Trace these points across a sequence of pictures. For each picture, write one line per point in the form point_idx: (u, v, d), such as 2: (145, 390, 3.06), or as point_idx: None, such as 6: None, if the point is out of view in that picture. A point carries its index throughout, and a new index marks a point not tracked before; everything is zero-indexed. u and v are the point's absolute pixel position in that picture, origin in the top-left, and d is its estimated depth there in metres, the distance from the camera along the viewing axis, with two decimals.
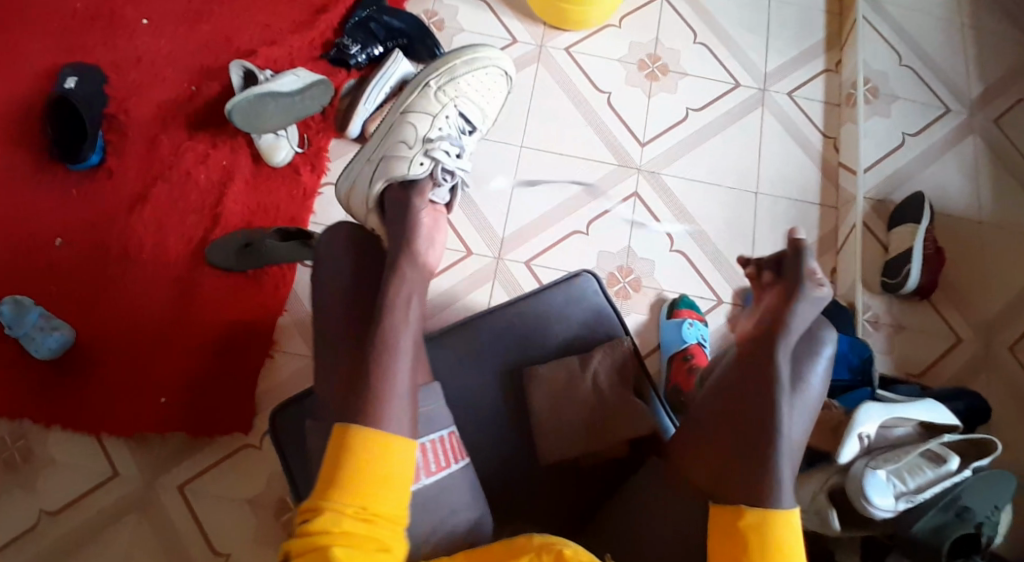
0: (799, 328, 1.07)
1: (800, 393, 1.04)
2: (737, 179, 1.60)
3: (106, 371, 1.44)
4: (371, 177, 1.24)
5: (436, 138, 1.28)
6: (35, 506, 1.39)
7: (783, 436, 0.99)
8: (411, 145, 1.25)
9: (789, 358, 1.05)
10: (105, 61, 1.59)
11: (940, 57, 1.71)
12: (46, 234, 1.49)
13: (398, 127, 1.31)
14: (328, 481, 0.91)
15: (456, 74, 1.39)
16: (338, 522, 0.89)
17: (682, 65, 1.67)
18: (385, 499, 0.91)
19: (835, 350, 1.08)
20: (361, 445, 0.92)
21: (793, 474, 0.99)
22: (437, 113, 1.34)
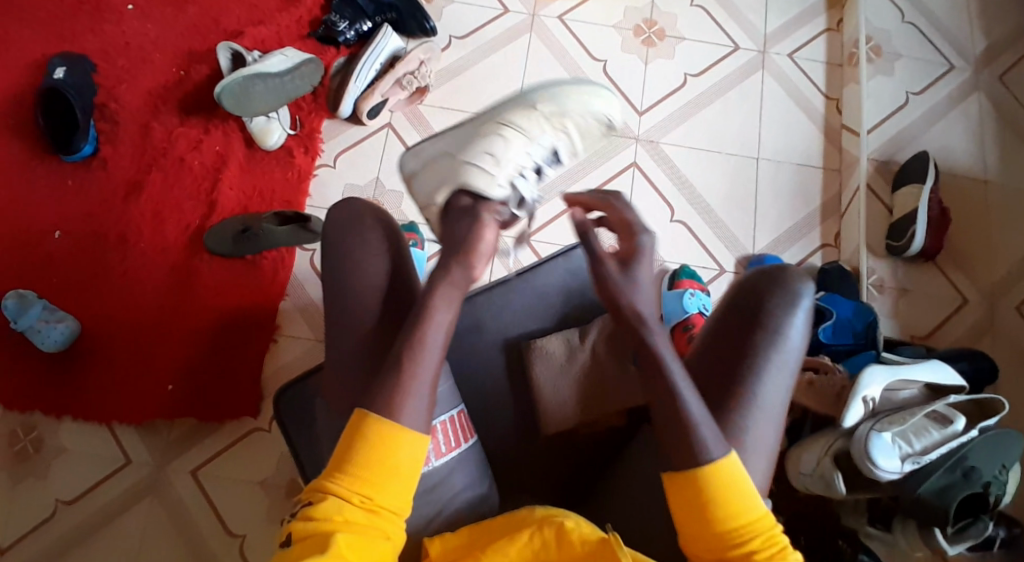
0: (773, 282, 1.06)
1: (782, 350, 1.04)
2: (737, 145, 1.57)
3: (111, 361, 1.45)
4: (440, 168, 1.10)
5: (528, 163, 1.08)
6: (49, 496, 1.41)
7: (759, 392, 1.02)
8: (504, 163, 1.07)
9: (765, 310, 1.05)
10: (91, 47, 1.57)
11: (944, 13, 1.66)
12: (43, 227, 1.49)
13: (490, 133, 1.09)
14: (337, 468, 0.91)
15: (567, 98, 1.13)
16: (342, 509, 0.89)
17: (679, 30, 1.63)
18: (392, 491, 0.91)
19: (815, 301, 1.07)
20: (373, 435, 0.91)
21: (772, 431, 1.02)
22: (537, 135, 1.11)
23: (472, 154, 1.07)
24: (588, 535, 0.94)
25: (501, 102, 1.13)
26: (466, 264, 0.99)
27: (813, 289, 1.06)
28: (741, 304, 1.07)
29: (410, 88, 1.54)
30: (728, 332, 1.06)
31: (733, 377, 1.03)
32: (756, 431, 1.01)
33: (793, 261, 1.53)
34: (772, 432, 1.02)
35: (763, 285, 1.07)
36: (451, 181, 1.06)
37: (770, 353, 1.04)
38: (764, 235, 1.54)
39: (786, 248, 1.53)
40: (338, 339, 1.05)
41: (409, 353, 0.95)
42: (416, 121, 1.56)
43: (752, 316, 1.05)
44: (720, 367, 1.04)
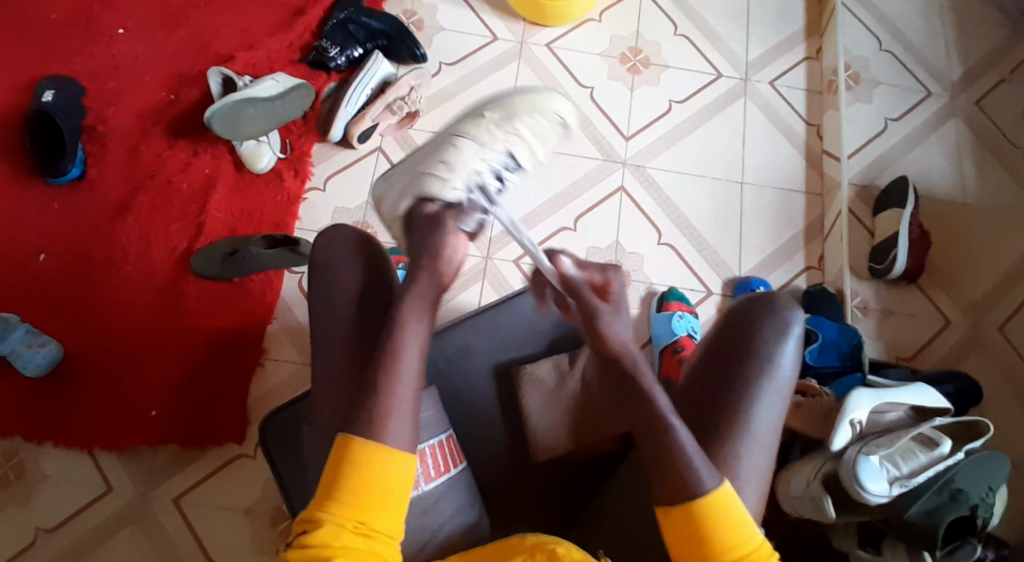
0: (765, 309, 1.08)
1: (772, 378, 1.05)
2: (722, 169, 1.60)
3: (95, 384, 1.43)
4: (400, 187, 1.12)
5: (486, 169, 1.10)
6: (30, 522, 1.38)
7: (752, 420, 1.03)
8: (459, 168, 1.08)
9: (757, 338, 1.06)
10: (81, 71, 1.57)
11: (920, 41, 1.71)
12: (28, 249, 1.47)
13: (444, 143, 1.11)
14: (328, 494, 0.91)
15: (518, 108, 1.15)
16: (337, 535, 0.88)
17: (663, 57, 1.67)
18: (385, 513, 0.91)
19: (804, 329, 1.08)
20: (361, 459, 0.91)
21: (765, 457, 1.03)
22: (489, 142, 1.12)
23: (427, 164, 1.09)
24: (580, 560, 0.94)
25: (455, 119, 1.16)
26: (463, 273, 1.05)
27: (803, 316, 1.08)
28: (730, 329, 1.08)
29: (401, 113, 1.55)
30: (724, 364, 1.06)
31: (726, 403, 1.03)
32: (750, 459, 1.02)
33: (778, 284, 1.55)
34: (766, 459, 1.03)
35: (753, 312, 1.08)
36: (410, 191, 1.08)
37: (760, 381, 1.05)
38: (750, 257, 1.56)
39: (770, 271, 1.55)
40: (334, 351, 1.05)
41: (408, 369, 0.97)
42: (405, 146, 1.57)
43: (745, 344, 1.06)
44: (710, 393, 1.05)
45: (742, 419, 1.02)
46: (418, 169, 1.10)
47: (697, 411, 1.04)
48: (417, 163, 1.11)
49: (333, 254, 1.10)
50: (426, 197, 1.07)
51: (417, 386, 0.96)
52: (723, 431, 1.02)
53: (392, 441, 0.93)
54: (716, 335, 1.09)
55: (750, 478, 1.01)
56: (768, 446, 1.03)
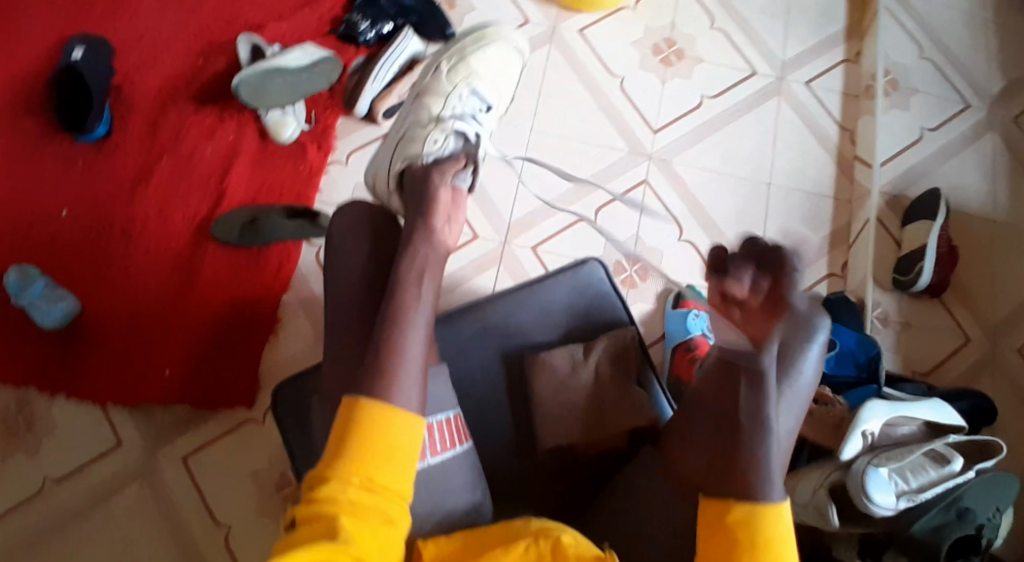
0: (796, 319, 1.03)
1: (794, 383, 1.04)
2: (749, 169, 1.57)
3: (109, 343, 1.44)
4: (391, 161, 1.24)
5: (460, 113, 1.31)
6: (38, 471, 1.40)
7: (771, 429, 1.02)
8: (435, 124, 1.24)
9: (783, 348, 1.04)
10: (113, 31, 1.57)
11: (962, 52, 1.66)
12: (53, 204, 1.49)
13: (418, 107, 1.30)
14: (333, 452, 0.89)
15: (468, 54, 1.39)
16: (345, 490, 0.87)
17: (698, 50, 1.64)
18: (393, 472, 0.89)
19: (829, 337, 1.06)
20: (370, 420, 0.90)
21: (776, 466, 1.03)
22: (454, 93, 1.33)
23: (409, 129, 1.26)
24: (585, 553, 0.93)
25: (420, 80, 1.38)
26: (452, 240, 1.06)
27: (831, 325, 1.05)
28: None
29: None
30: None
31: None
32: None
33: None
34: (779, 469, 1.03)
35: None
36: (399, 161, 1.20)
37: (782, 385, 1.04)
38: None
39: None
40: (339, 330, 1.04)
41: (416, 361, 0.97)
42: None
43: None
44: None
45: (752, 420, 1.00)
46: (402, 141, 1.25)
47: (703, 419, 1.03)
48: (402, 137, 1.25)
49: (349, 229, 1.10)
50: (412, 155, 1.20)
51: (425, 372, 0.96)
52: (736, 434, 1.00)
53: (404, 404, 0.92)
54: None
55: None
56: (778, 456, 1.02)
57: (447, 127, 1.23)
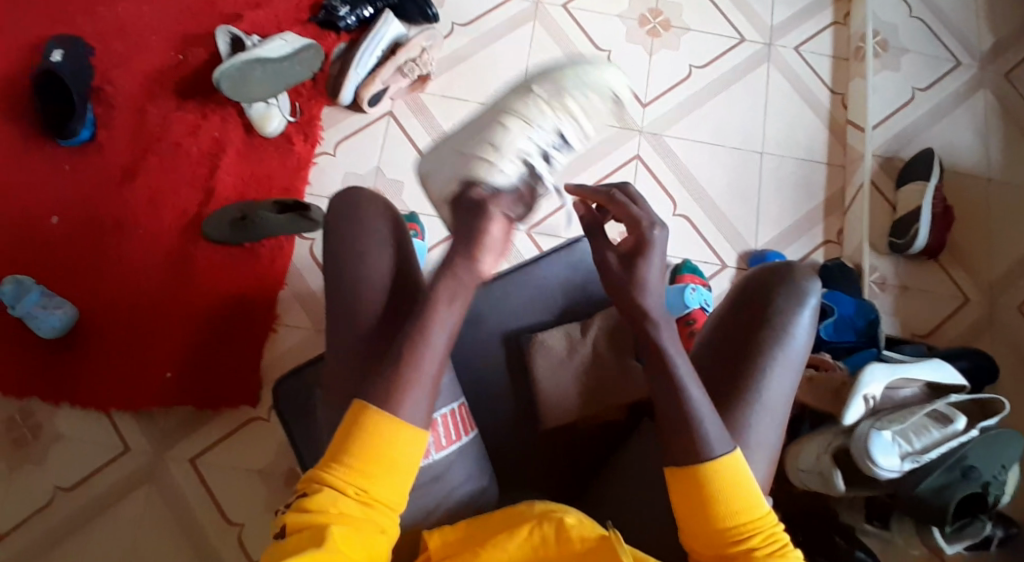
0: (784, 280, 1.07)
1: (787, 348, 1.05)
2: (741, 139, 1.56)
3: (107, 348, 1.44)
4: (447, 172, 1.02)
5: (535, 148, 1.03)
6: (47, 481, 1.40)
7: (763, 390, 1.03)
8: (505, 148, 1.01)
9: (772, 309, 1.06)
10: (88, 30, 1.54)
11: (951, 9, 1.64)
12: (40, 211, 1.47)
13: (491, 123, 1.05)
14: (334, 459, 0.90)
15: (567, 85, 1.10)
16: (337, 501, 0.88)
17: (684, 20, 1.61)
18: (387, 484, 0.89)
19: (821, 301, 1.08)
20: (372, 429, 0.90)
21: (773, 432, 1.04)
22: (538, 122, 1.06)
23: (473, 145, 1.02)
24: (587, 534, 0.92)
25: (505, 95, 1.10)
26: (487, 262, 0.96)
27: (821, 288, 1.07)
28: (747, 294, 1.08)
29: (412, 75, 1.52)
30: (737, 335, 1.07)
31: (740, 372, 1.04)
32: (759, 429, 1.02)
33: (795, 258, 1.52)
34: (775, 432, 1.03)
35: (772, 283, 1.08)
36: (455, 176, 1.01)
37: (776, 351, 1.05)
38: (767, 231, 1.52)
39: (787, 245, 1.52)
40: (337, 331, 1.03)
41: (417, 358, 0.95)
42: (416, 110, 1.54)
43: (760, 317, 1.06)
44: (723, 363, 1.06)
45: (750, 390, 1.03)
46: (463, 150, 1.05)
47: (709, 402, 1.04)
48: (463, 143, 1.05)
49: (344, 223, 1.08)
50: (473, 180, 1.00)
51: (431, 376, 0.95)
52: (732, 408, 1.03)
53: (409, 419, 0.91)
54: (732, 308, 1.09)
55: (756, 452, 1.03)
56: (771, 423, 1.03)
57: (519, 155, 1.00)
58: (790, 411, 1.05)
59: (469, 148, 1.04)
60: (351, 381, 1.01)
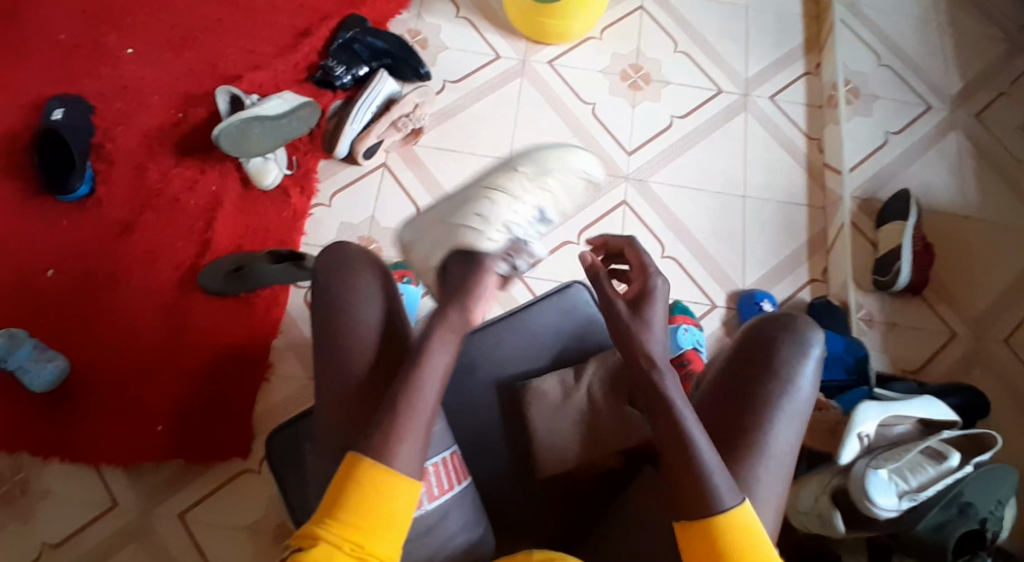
0: (785, 330, 1.09)
1: (792, 398, 1.06)
2: (722, 184, 1.61)
3: (99, 400, 1.43)
4: (434, 242, 1.08)
5: (518, 225, 1.08)
6: (34, 538, 1.37)
7: (770, 440, 1.04)
8: (490, 221, 1.06)
9: (776, 361, 1.08)
10: (90, 91, 1.59)
11: (919, 57, 1.73)
12: (36, 266, 1.48)
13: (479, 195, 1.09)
14: (328, 514, 0.91)
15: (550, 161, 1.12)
16: (331, 556, 0.88)
17: (664, 74, 1.69)
18: (382, 538, 0.90)
19: (824, 350, 1.10)
20: (366, 481, 0.92)
21: (780, 480, 1.05)
22: (523, 198, 1.10)
23: (460, 218, 1.07)
24: None
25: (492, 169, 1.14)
26: (466, 311, 1.02)
27: (823, 338, 1.09)
28: (751, 345, 1.10)
29: (405, 130, 1.56)
30: (740, 387, 1.08)
31: (746, 422, 1.05)
32: (767, 479, 1.03)
33: (782, 296, 1.55)
34: (781, 477, 1.04)
35: (774, 333, 1.10)
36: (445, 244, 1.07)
37: (780, 400, 1.06)
38: (753, 271, 1.56)
39: (774, 284, 1.56)
40: (340, 355, 1.04)
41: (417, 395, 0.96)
42: (410, 163, 1.59)
43: (763, 369, 1.07)
44: (729, 414, 1.07)
45: (760, 439, 1.04)
46: (449, 220, 1.08)
47: (721, 443, 1.05)
48: (449, 214, 1.09)
49: (339, 273, 1.07)
50: (463, 250, 1.05)
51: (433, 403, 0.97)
52: (742, 456, 1.03)
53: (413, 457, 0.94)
54: (733, 358, 1.10)
55: (767, 504, 1.03)
56: (775, 472, 1.04)
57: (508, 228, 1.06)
58: (796, 460, 1.06)
59: (454, 218, 1.08)
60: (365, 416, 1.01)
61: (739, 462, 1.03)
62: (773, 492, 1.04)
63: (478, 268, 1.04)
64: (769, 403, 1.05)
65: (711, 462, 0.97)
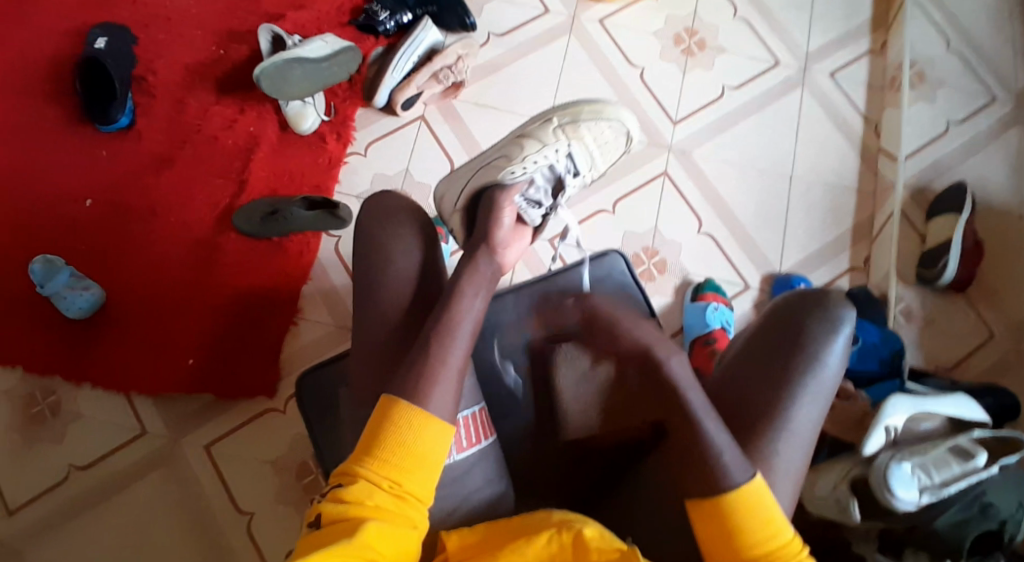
0: (818, 306, 1.07)
1: (818, 376, 1.04)
2: (771, 162, 1.55)
3: (132, 332, 1.46)
4: (466, 181, 1.20)
5: (541, 168, 1.19)
6: (63, 459, 1.42)
7: (791, 417, 1.03)
8: (518, 161, 1.18)
9: (806, 338, 1.05)
10: (134, 21, 1.58)
11: (992, 42, 1.63)
12: (76, 195, 1.50)
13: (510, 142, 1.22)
14: (367, 454, 0.94)
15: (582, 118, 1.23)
16: (372, 494, 0.91)
17: (719, 41, 1.62)
18: (419, 479, 0.93)
19: (855, 330, 1.07)
20: (403, 423, 0.94)
21: (796, 456, 1.03)
22: (550, 143, 1.21)
23: (493, 157, 1.19)
24: (608, 547, 0.93)
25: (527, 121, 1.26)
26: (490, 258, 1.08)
27: (855, 318, 1.06)
28: (779, 320, 1.07)
29: (446, 82, 1.54)
30: (764, 360, 1.06)
31: (767, 397, 1.04)
32: (785, 453, 1.02)
33: (818, 283, 1.50)
34: (800, 458, 1.03)
35: (804, 309, 1.07)
36: (472, 182, 1.19)
37: (806, 378, 1.04)
38: (793, 254, 1.52)
39: (813, 269, 1.51)
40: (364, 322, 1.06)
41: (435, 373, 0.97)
42: (449, 116, 1.56)
43: (792, 346, 1.05)
44: (744, 393, 1.05)
45: (780, 416, 1.03)
46: (481, 163, 1.21)
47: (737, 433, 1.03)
48: (482, 159, 1.21)
49: (377, 228, 1.10)
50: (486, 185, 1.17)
51: (462, 362, 0.99)
52: (753, 444, 1.02)
53: (437, 413, 0.96)
54: (760, 331, 1.08)
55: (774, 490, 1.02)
56: (791, 451, 1.03)
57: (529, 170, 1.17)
58: (816, 437, 1.05)
59: (486, 160, 1.20)
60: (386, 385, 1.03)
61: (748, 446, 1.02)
62: (791, 471, 1.03)
63: (492, 208, 1.13)
64: (790, 380, 1.04)
65: (727, 449, 0.98)
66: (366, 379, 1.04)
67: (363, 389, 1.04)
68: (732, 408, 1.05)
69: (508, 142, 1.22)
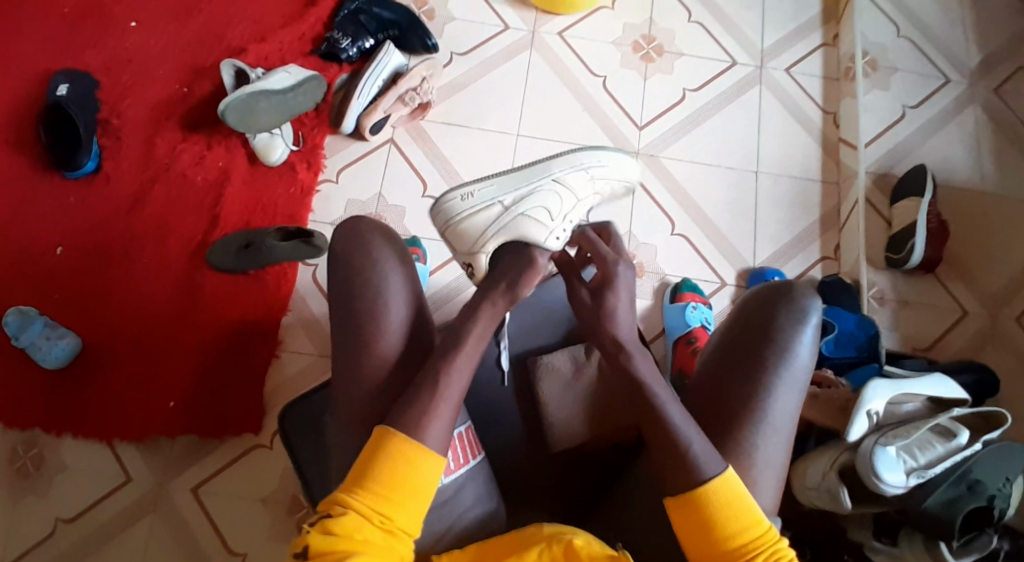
0: (782, 300, 1.08)
1: (791, 367, 1.06)
2: (737, 158, 1.59)
3: (112, 377, 1.44)
4: (492, 225, 1.11)
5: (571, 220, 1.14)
6: (50, 513, 1.40)
7: (770, 410, 1.04)
8: (557, 216, 1.12)
9: (774, 331, 1.07)
10: (95, 64, 1.58)
11: (940, 27, 1.68)
12: (46, 243, 1.49)
13: (542, 188, 1.13)
14: (358, 485, 0.93)
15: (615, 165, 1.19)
16: (362, 527, 0.90)
17: (677, 45, 1.65)
18: (408, 512, 0.93)
19: (821, 318, 1.08)
20: (395, 453, 0.94)
21: (779, 449, 1.04)
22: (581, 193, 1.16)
23: (528, 207, 1.11)
24: (597, 553, 0.93)
25: (553, 158, 1.16)
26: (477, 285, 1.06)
27: (821, 306, 1.08)
28: (748, 316, 1.09)
29: (413, 104, 1.55)
30: (735, 360, 1.07)
31: (743, 390, 1.05)
32: (766, 448, 1.03)
33: (793, 274, 1.53)
34: (782, 448, 1.05)
35: (772, 304, 1.08)
36: (506, 232, 1.10)
37: (778, 371, 1.06)
38: (765, 248, 1.54)
39: (786, 261, 1.54)
40: (349, 346, 1.05)
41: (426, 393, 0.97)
42: (417, 137, 1.57)
43: (761, 341, 1.07)
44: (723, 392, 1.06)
45: (757, 409, 1.04)
46: (510, 207, 1.11)
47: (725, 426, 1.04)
48: (511, 201, 1.12)
49: (351, 250, 1.08)
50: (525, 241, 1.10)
51: (448, 381, 0.99)
52: (743, 436, 1.03)
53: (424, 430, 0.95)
54: (728, 331, 1.10)
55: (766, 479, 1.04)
56: (775, 439, 1.04)
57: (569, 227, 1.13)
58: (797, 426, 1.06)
59: (518, 206, 1.11)
60: (378, 408, 1.03)
61: (735, 438, 1.03)
62: (775, 464, 1.04)
63: (531, 266, 1.06)
64: (762, 373, 1.05)
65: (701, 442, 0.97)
66: (354, 405, 1.04)
67: (353, 410, 1.04)
68: (717, 403, 1.06)
69: (541, 186, 1.13)
